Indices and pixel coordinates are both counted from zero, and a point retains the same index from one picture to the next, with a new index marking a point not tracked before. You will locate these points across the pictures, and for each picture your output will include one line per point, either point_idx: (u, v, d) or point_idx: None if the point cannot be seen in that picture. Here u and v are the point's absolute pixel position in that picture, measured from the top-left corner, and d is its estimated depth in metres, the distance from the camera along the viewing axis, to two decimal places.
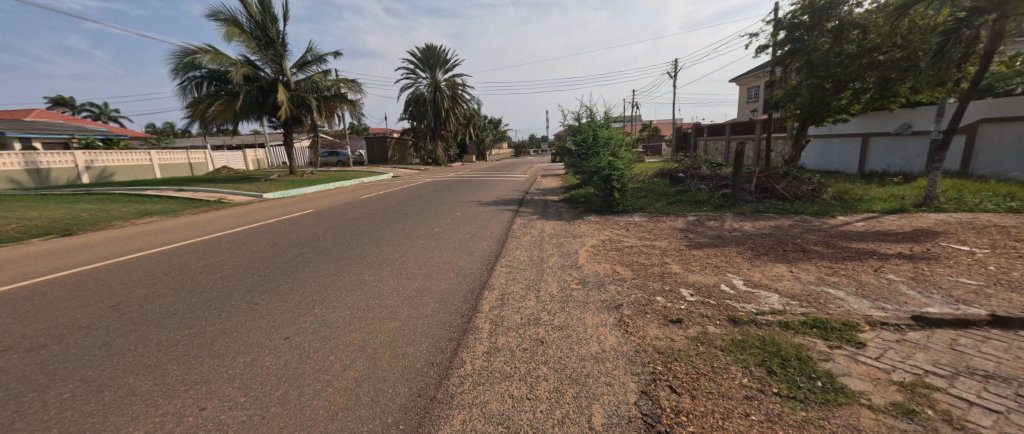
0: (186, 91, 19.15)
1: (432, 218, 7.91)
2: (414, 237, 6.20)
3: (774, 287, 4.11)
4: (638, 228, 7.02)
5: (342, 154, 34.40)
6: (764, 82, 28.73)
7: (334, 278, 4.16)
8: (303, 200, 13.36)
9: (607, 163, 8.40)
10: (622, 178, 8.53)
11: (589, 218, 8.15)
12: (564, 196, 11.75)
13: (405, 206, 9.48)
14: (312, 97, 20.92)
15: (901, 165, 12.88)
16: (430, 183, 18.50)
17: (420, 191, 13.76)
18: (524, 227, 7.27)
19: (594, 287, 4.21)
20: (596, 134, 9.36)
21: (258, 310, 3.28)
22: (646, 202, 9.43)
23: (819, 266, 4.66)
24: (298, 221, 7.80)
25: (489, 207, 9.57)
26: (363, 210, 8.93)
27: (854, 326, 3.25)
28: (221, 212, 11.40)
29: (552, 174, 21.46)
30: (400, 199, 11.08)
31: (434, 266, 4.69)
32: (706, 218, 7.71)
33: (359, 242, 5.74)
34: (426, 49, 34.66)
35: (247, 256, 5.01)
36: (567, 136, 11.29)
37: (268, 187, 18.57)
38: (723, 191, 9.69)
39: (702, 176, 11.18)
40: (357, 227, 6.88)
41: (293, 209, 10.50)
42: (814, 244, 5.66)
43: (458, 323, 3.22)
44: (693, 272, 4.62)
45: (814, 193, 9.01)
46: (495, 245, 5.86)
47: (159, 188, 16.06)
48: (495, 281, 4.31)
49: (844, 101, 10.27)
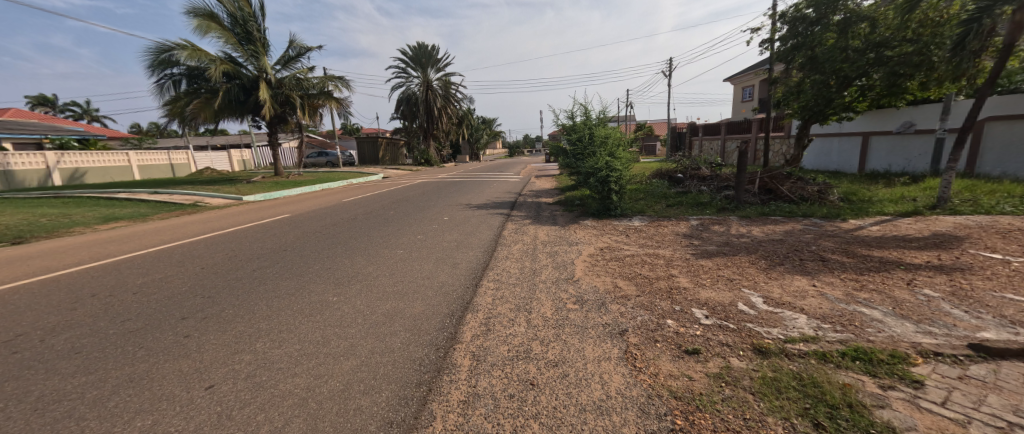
0: (163, 89, 18.44)
1: (416, 224, 7.32)
2: (394, 246, 5.60)
3: (800, 307, 3.58)
4: (638, 234, 6.52)
5: (331, 154, 33.63)
6: (760, 81, 28.47)
7: (290, 299, 3.54)
8: (284, 203, 12.69)
9: (604, 163, 7.89)
10: (620, 180, 8.02)
11: (586, 223, 7.63)
12: (559, 198, 11.23)
13: (389, 210, 8.88)
14: (295, 94, 20.39)
15: (904, 165, 12.53)
16: (419, 184, 17.86)
17: (408, 194, 13.14)
18: (515, 233, 6.73)
19: (593, 307, 3.65)
20: (592, 133, 8.86)
21: (184, 347, 2.68)
22: (645, 205, 8.94)
23: (844, 280, 4.15)
24: (269, 227, 7.17)
25: (480, 210, 9.03)
26: (343, 215, 8.32)
27: (904, 358, 2.72)
28: (193, 217, 10.71)
29: (546, 175, 20.93)
30: (386, 202, 10.48)
31: (411, 282, 4.10)
32: (710, 223, 7.23)
33: (330, 253, 5.13)
34: (417, 47, 34.05)
35: (198, 272, 4.39)
36: (562, 136, 10.78)
37: (250, 189, 17.79)
38: (725, 192, 9.21)
39: (702, 177, 10.72)
40: (332, 235, 6.26)
41: (269, 213, 9.84)
42: (831, 252, 5.17)
43: (432, 360, 2.65)
44: (705, 287, 4.08)
45: (821, 194, 8.55)
46: (483, 255, 5.31)
47: (133, 191, 15.27)
48: (481, 301, 3.75)
49: (848, 98, 9.86)
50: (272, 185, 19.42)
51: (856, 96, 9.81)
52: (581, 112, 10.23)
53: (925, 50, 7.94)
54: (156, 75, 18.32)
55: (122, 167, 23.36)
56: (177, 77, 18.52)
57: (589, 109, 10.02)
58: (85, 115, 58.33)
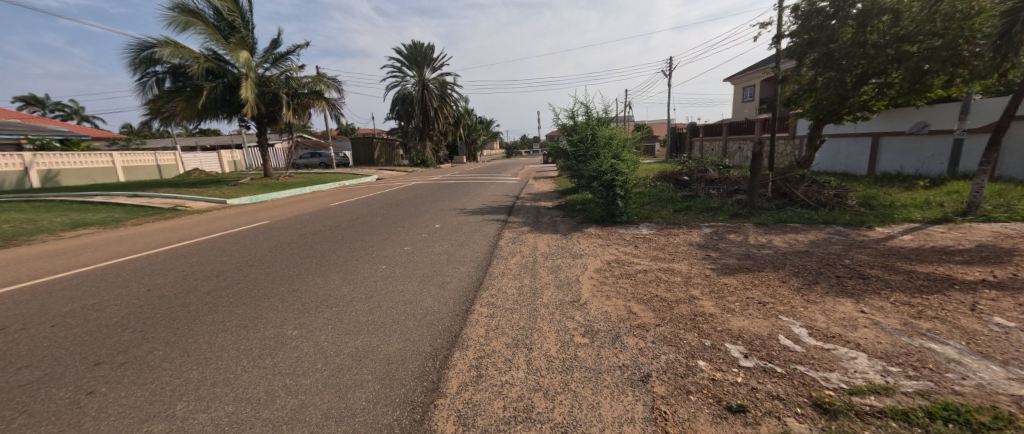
0: (146, 87, 17.91)
1: (405, 233, 6.70)
2: (376, 261, 4.97)
3: (853, 341, 2.98)
4: (647, 244, 5.93)
5: (325, 155, 32.92)
6: (760, 81, 28.01)
7: (240, 336, 2.91)
8: (268, 207, 12.06)
9: (609, 166, 7.31)
10: (625, 184, 7.43)
11: (589, 231, 7.03)
12: (559, 202, 10.65)
13: (377, 216, 8.26)
14: (283, 92, 20.03)
15: (917, 166, 12.00)
16: (413, 187, 17.22)
17: (400, 197, 12.55)
18: (512, 244, 6.13)
19: (606, 342, 3.03)
20: (595, 133, 8.35)
21: (78, 410, 2.06)
22: (651, 210, 8.38)
23: (896, 304, 3.57)
24: (242, 235, 6.54)
25: (474, 216, 8.43)
26: (326, 222, 7.68)
27: (1011, 420, 2.11)
28: (170, 222, 10.07)
29: (545, 177, 20.33)
30: (375, 207, 9.87)
31: (392, 310, 3.46)
32: (725, 231, 6.64)
33: (303, 270, 4.51)
34: (413, 46, 33.40)
35: (142, 294, 3.77)
36: (561, 136, 10.23)
37: (237, 191, 17.12)
38: (737, 196, 8.65)
39: (710, 180, 10.18)
40: (310, 246, 5.64)
41: (249, 219, 9.21)
42: (869, 267, 4.59)
43: (405, 427, 2.03)
44: (735, 314, 3.48)
45: (840, 199, 8.00)
46: (477, 271, 4.69)
47: (111, 194, 14.56)
48: (473, 334, 3.13)
49: (865, 97, 9.32)
50: (260, 188, 18.72)
51: (873, 95, 9.28)
52: (583, 111, 9.66)
53: (953, 44, 7.38)
54: (138, 73, 17.78)
55: (106, 168, 22.61)
56: (160, 75, 18.03)
57: (592, 108, 9.45)
58: (75, 115, 57.33)
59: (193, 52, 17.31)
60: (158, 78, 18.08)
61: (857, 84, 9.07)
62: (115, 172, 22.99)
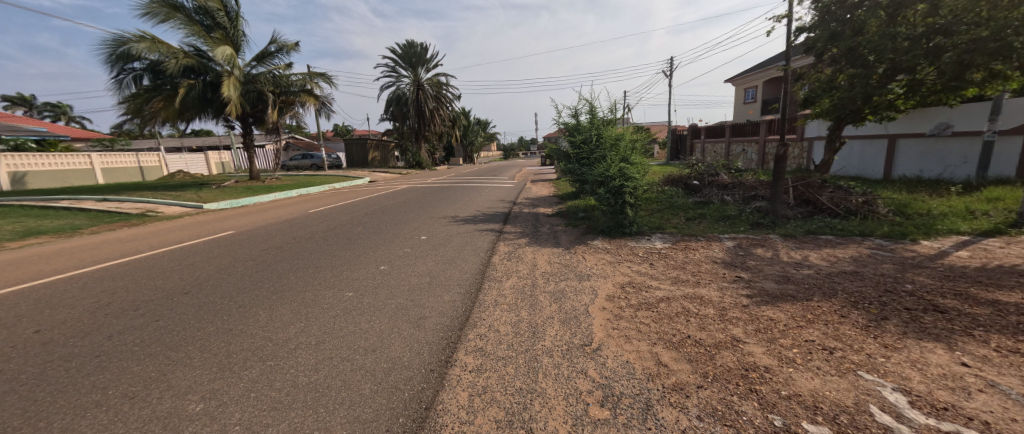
0: (123, 85, 16.99)
1: (385, 247, 5.84)
2: (342, 286, 4.11)
3: (977, 416, 2.13)
4: (665, 262, 5.13)
5: (317, 156, 32.02)
6: (763, 82, 27.37)
7: (110, 420, 2.02)
8: (246, 213, 11.20)
9: (617, 170, 6.50)
10: (636, 191, 6.56)
11: (595, 244, 6.21)
12: (559, 209, 9.85)
13: (357, 226, 7.40)
14: (269, 91, 19.07)
15: (940, 171, 11.31)
16: (405, 190, 16.35)
17: (388, 202, 11.70)
18: (508, 260, 5.30)
19: (633, 419, 2.17)
20: (600, 133, 7.83)
21: None
22: (662, 219, 7.59)
23: (1006, 354, 2.74)
24: (196, 250, 5.68)
25: (466, 225, 7.61)
26: (298, 232, 6.83)
27: None
28: (132, 230, 9.17)
29: (543, 180, 19.50)
30: (359, 214, 9.04)
31: (343, 366, 2.58)
32: (750, 244, 5.84)
33: (245, 301, 3.63)
34: (407, 45, 32.55)
35: (25, 338, 2.91)
36: (562, 137, 9.45)
37: (217, 195, 16.16)
38: (755, 203, 7.86)
39: (723, 185, 9.43)
40: (268, 266, 4.77)
41: (217, 227, 8.34)
42: (940, 296, 3.78)
43: None
44: (798, 367, 2.64)
45: (870, 206, 7.22)
46: (464, 301, 3.84)
47: (79, 199, 13.61)
48: (451, 406, 2.25)
49: (892, 95, 8.56)
50: (244, 191, 17.82)
51: (901, 93, 8.52)
52: (586, 110, 8.87)
53: (1000, 35, 6.61)
54: (114, 70, 16.87)
55: (84, 170, 21.63)
56: (139, 72, 17.12)
57: (596, 107, 8.65)
58: (63, 116, 56.15)
59: (172, 47, 16.46)
60: (137, 75, 17.18)
61: (885, 81, 8.32)
62: (94, 174, 22.02)
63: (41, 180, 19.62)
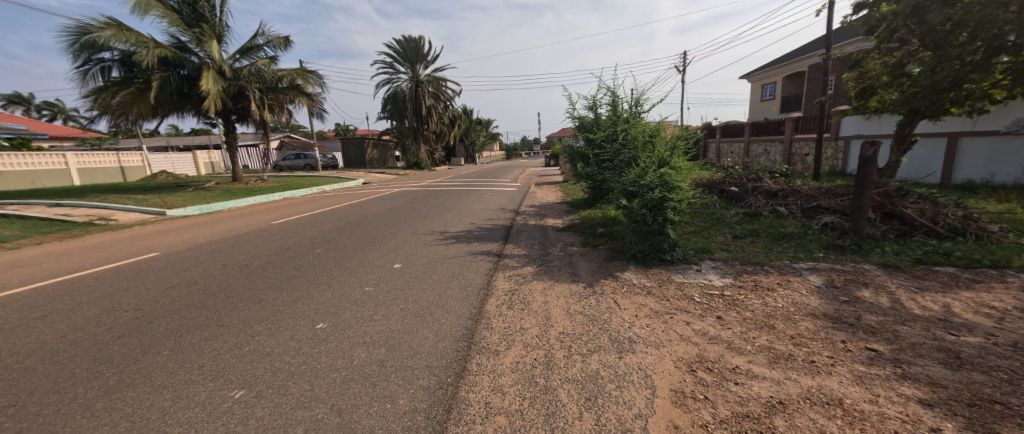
0: (88, 76, 15.40)
1: (336, 284, 4.22)
2: (232, 376, 2.48)
3: None
4: (738, 315, 3.50)
5: (310, 156, 30.58)
6: (783, 77, 25.55)
7: None
8: (206, 223, 9.69)
9: (655, 178, 4.88)
10: (680, 205, 4.91)
11: (627, 278, 4.57)
12: (570, 220, 8.28)
13: (318, 246, 5.83)
14: (253, 87, 17.38)
15: (1018, 174, 9.63)
16: (398, 195, 14.79)
17: (372, 209, 10.16)
18: (508, 312, 3.66)
19: None
20: (627, 130, 6.28)
21: None
22: (704, 239, 5.97)
23: None
24: (78, 287, 4.12)
25: (456, 245, 6.04)
26: (237, 258, 5.26)
27: None
28: (59, 244, 7.67)
29: (548, 182, 17.99)
30: (330, 226, 7.48)
31: None
32: (847, 282, 4.17)
33: (23, 425, 2.01)
34: (405, 40, 31.00)
35: None
36: (578, 136, 7.86)
37: (189, 199, 14.62)
38: (823, 217, 6.22)
39: (771, 192, 7.82)
40: (143, 327, 3.14)
41: (151, 243, 6.80)
42: None
43: None
44: None
45: (980, 223, 5.54)
46: (428, 414, 2.20)
47: (27, 203, 12.11)
48: None
49: (989, 83, 6.87)
50: (222, 195, 16.33)
51: (1001, 79, 6.80)
52: (608, 102, 7.27)
53: None
54: (80, 61, 15.35)
55: (58, 171, 20.30)
56: (107, 63, 15.55)
57: (620, 97, 7.05)
58: (60, 114, 55.31)
59: (142, 36, 14.89)
60: (105, 66, 15.61)
61: (984, 63, 6.57)
62: (68, 175, 20.62)
63: (8, 181, 18.32)
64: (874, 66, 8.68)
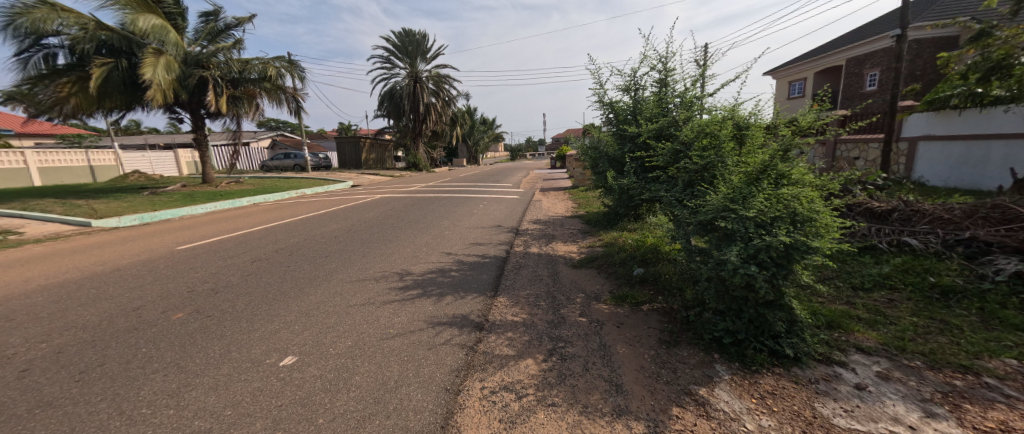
0: (28, 64, 13.27)
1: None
2: None
3: None
4: None
5: (301, 155, 28.50)
6: (816, 72, 23.04)
7: None
8: (117, 240, 7.56)
9: (773, 209, 2.58)
10: (819, 257, 2.56)
11: (728, 410, 2.25)
12: (589, 246, 6.04)
13: (191, 303, 3.63)
14: (215, 75, 15.04)
15: None
16: (381, 202, 12.58)
17: (333, 225, 7.96)
18: None
19: None
20: (693, 124, 3.98)
21: None
22: (816, 300, 3.64)
23: None
24: None
25: (415, 301, 3.80)
26: (25, 331, 3.05)
27: None
28: None
29: (555, 188, 15.66)
30: (248, 257, 5.27)
31: None
32: None
33: None
34: (404, 33, 28.89)
35: None
36: (606, 130, 5.52)
37: (138, 203, 12.53)
38: (1007, 263, 3.86)
39: (880, 213, 5.47)
40: None
41: None
42: None
43: None
44: None
45: None
46: None
47: None
48: None
49: None
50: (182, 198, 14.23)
51: None
52: (652, 81, 5.00)
53: None
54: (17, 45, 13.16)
55: (15, 170, 18.39)
56: (52, 49, 13.50)
57: (671, 73, 4.78)
58: None
59: (83, 17, 12.76)
60: (49, 53, 13.53)
61: None
62: (26, 175, 18.69)
63: None
64: (1011, 39, 6.30)
